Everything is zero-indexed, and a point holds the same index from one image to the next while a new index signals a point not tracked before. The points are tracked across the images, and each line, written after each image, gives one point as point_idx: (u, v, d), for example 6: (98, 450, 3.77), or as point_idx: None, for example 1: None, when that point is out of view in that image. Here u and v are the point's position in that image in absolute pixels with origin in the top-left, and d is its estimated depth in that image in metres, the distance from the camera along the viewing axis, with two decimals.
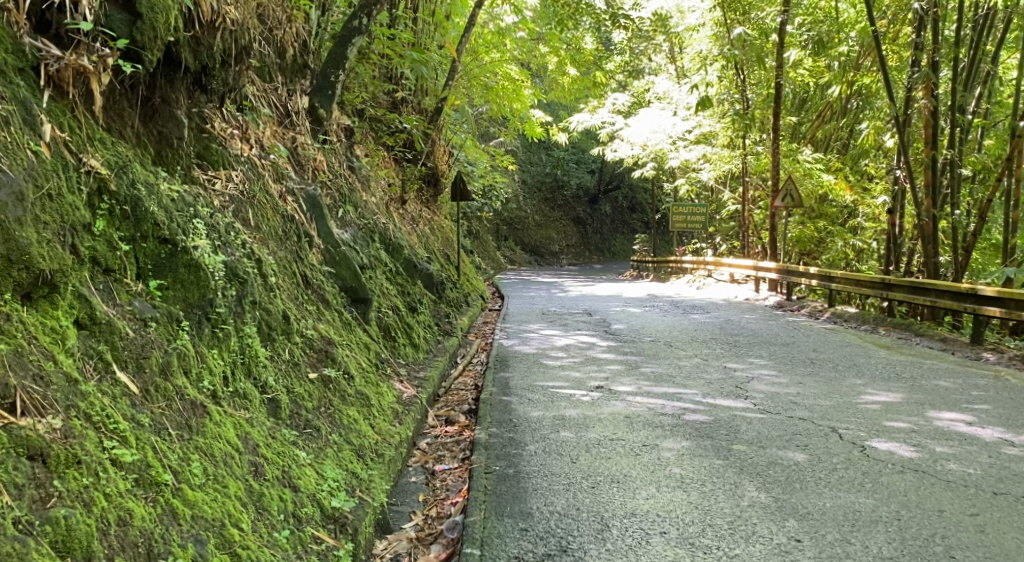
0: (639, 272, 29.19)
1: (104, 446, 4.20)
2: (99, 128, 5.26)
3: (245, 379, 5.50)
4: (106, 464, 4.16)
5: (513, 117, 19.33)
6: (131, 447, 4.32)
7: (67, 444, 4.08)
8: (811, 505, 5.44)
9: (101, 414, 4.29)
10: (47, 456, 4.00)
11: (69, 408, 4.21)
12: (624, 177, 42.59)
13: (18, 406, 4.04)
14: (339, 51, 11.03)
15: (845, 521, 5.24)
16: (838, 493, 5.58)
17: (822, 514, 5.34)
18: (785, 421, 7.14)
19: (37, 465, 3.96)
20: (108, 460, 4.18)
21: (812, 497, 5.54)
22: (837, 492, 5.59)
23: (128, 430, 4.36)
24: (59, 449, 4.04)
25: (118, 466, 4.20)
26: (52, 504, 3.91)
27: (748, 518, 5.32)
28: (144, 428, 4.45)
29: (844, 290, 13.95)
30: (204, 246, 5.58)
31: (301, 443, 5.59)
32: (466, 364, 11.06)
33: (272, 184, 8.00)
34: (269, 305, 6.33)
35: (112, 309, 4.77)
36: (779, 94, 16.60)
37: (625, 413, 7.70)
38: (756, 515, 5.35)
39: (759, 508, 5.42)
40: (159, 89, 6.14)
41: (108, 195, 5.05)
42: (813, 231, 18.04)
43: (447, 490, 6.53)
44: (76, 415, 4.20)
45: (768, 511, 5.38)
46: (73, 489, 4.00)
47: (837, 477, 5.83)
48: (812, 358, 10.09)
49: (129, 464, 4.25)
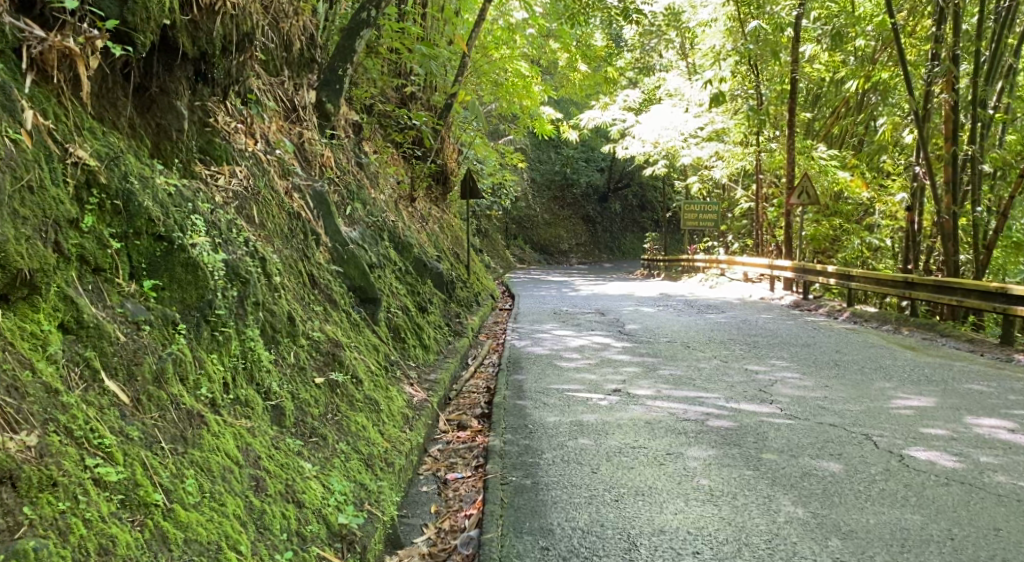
0: (649, 271, 28.74)
1: (86, 464, 3.86)
2: (88, 118, 4.92)
3: (247, 385, 5.17)
4: (88, 485, 3.81)
5: (522, 115, 18.94)
6: (118, 464, 3.98)
7: (41, 464, 3.73)
8: (854, 522, 5.07)
9: (83, 427, 3.94)
10: (17, 479, 3.64)
11: (47, 422, 3.86)
12: (633, 174, 42.16)
13: None
14: (347, 44, 10.66)
15: (893, 541, 4.87)
16: (881, 509, 5.20)
17: (868, 532, 4.97)
18: (815, 428, 6.77)
19: (5, 489, 3.61)
20: (91, 480, 3.83)
21: (854, 513, 5.17)
22: (880, 507, 5.22)
23: (115, 444, 4.02)
24: (31, 471, 3.69)
25: (102, 487, 3.86)
26: (21, 534, 3.56)
27: (787, 536, 4.95)
28: (133, 442, 4.11)
29: (864, 289, 13.52)
30: (203, 244, 5.24)
31: (307, 453, 5.25)
32: (477, 366, 10.70)
33: (278, 180, 7.66)
34: (274, 306, 5.99)
35: (101, 311, 4.42)
36: (795, 90, 16.14)
37: (646, 419, 7.34)
38: (795, 533, 4.98)
39: (797, 525, 5.05)
40: (156, 77, 5.81)
41: (97, 188, 4.71)
42: (829, 229, 17.60)
43: (461, 500, 6.18)
44: (54, 430, 3.85)
45: (808, 528, 5.01)
46: (47, 516, 3.65)
47: (879, 490, 5.45)
48: (836, 360, 9.71)
49: (115, 483, 3.91)
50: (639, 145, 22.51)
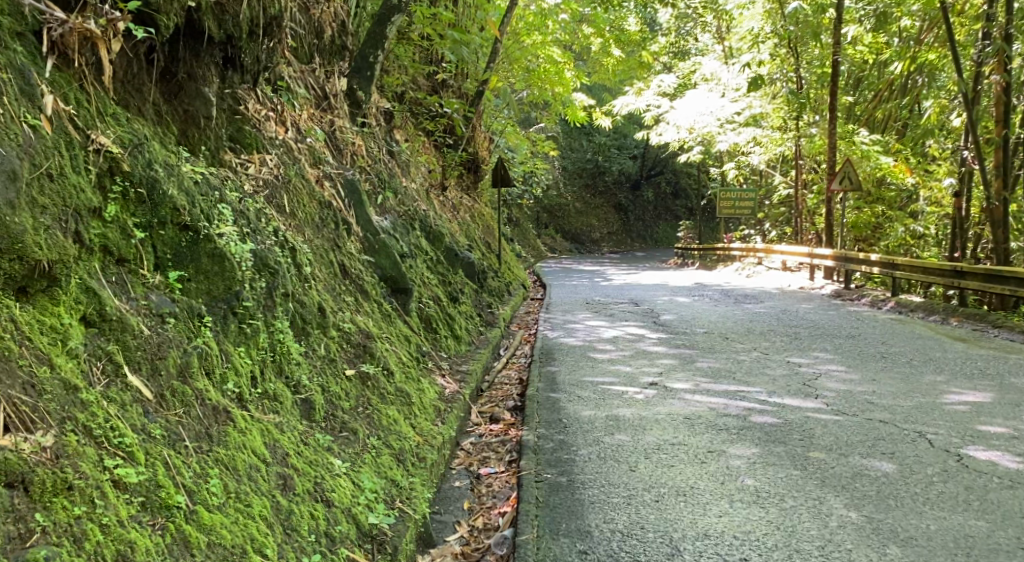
0: (684, 260, 28.36)
1: (104, 465, 3.70)
2: (113, 104, 4.77)
3: (275, 378, 5.04)
4: (106, 488, 3.65)
5: (554, 101, 18.66)
6: (140, 465, 3.83)
7: (56, 466, 3.57)
8: (912, 528, 4.83)
9: (103, 426, 3.79)
10: (30, 483, 3.48)
11: (64, 421, 3.70)
12: (666, 162, 41.65)
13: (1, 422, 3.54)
14: (378, 31, 10.49)
15: (958, 551, 4.63)
16: (942, 514, 4.96)
17: (929, 540, 4.73)
18: (864, 424, 6.53)
19: (17, 494, 3.45)
20: (109, 482, 3.68)
21: (912, 518, 4.93)
22: (940, 513, 4.97)
23: (137, 443, 3.87)
24: (45, 474, 3.52)
25: (120, 488, 3.70)
26: (34, 542, 3.40)
27: (841, 542, 4.73)
28: (156, 440, 3.96)
29: (908, 278, 13.14)
30: (231, 233, 5.12)
31: (337, 448, 5.10)
32: (509, 357, 10.51)
33: (309, 168, 7.51)
34: (304, 296, 5.85)
35: (125, 303, 4.29)
36: (836, 73, 15.71)
37: (685, 414, 7.13)
38: (850, 539, 4.75)
39: (852, 530, 4.83)
40: (183, 63, 5.68)
41: (120, 176, 4.56)
42: (871, 216, 17.28)
43: (494, 496, 6.02)
44: (72, 429, 3.70)
45: (863, 534, 4.79)
46: (61, 521, 3.48)
47: (937, 493, 5.20)
48: (883, 353, 9.42)
49: (135, 484, 3.75)
50: (673, 131, 22.15)
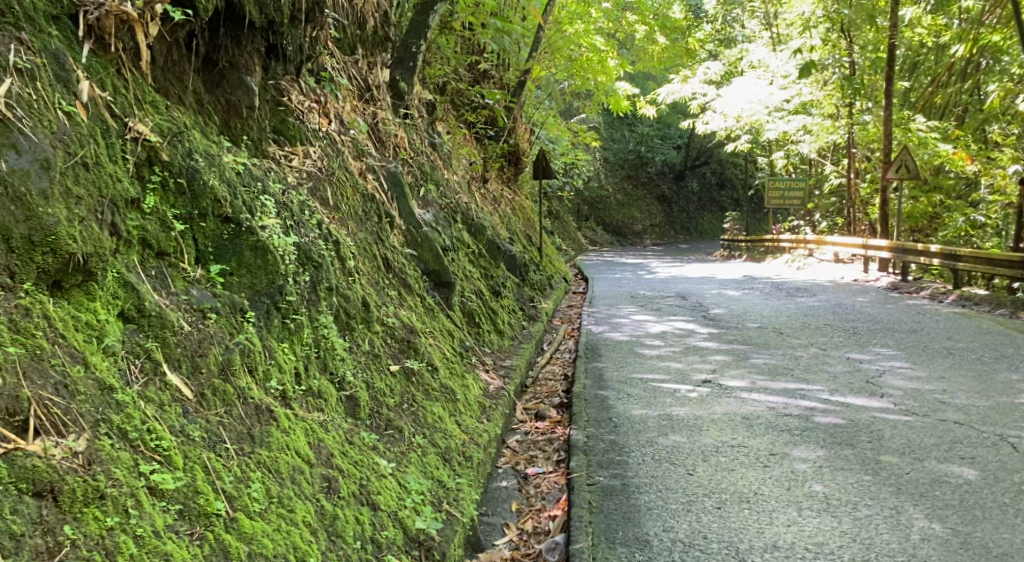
0: (730, 252, 27.90)
1: (141, 471, 3.52)
2: (151, 91, 4.59)
3: (320, 374, 4.90)
4: (141, 496, 3.47)
5: (597, 90, 18.34)
6: (178, 470, 3.65)
7: (89, 474, 3.39)
8: (1002, 540, 4.79)
9: (139, 428, 3.61)
10: (60, 493, 3.30)
11: (98, 424, 3.53)
12: (713, 152, 41.16)
13: (32, 427, 3.37)
14: (421, 19, 10.27)
15: None
16: None
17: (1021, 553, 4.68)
18: (937, 426, 6.50)
19: (46, 505, 3.26)
20: (145, 489, 3.50)
21: (1001, 530, 4.90)
22: None
23: (175, 446, 3.70)
24: (75, 483, 3.33)
25: (158, 496, 3.53)
26: (62, 556, 3.21)
27: (926, 556, 4.67)
28: (195, 443, 3.79)
29: (971, 270, 12.70)
30: (273, 226, 4.98)
31: (382, 448, 4.95)
32: (553, 352, 10.29)
33: (352, 161, 7.36)
34: (348, 291, 5.69)
35: (164, 298, 4.12)
36: (892, 57, 15.24)
37: (742, 414, 6.93)
38: (935, 553, 4.70)
39: (937, 544, 4.77)
40: (225, 50, 5.53)
41: (160, 166, 4.40)
42: (928, 205, 16.73)
43: (543, 499, 5.87)
44: (106, 433, 3.52)
45: (950, 548, 4.74)
46: (92, 533, 3.29)
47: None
48: (949, 349, 9.04)
49: (173, 492, 3.58)
50: (721, 119, 21.84)
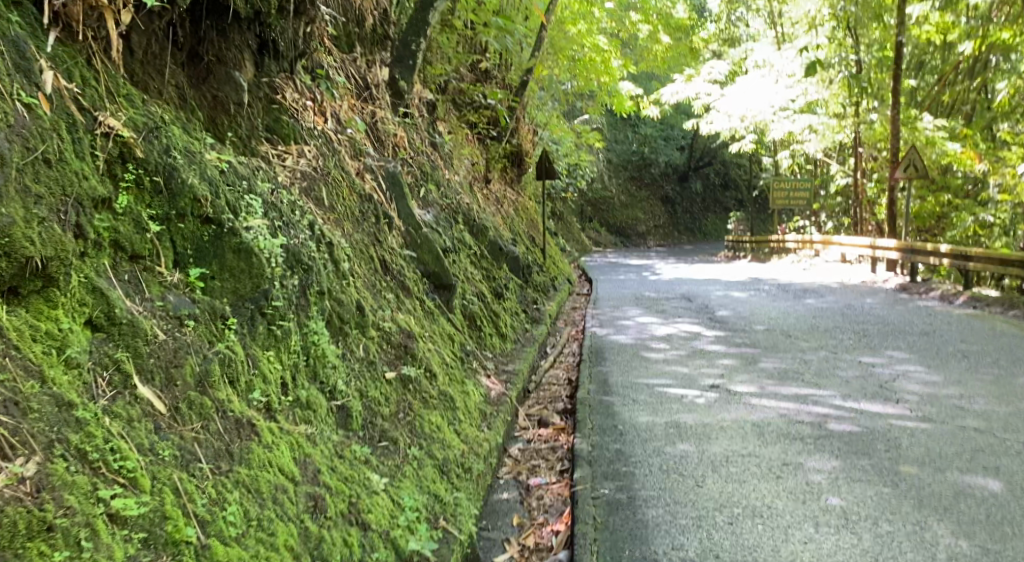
0: (735, 252, 27.60)
1: (99, 496, 3.25)
2: (125, 84, 4.35)
3: (309, 384, 4.64)
4: (98, 524, 3.19)
5: (600, 91, 18.07)
6: (144, 492, 3.37)
7: (37, 501, 3.11)
8: None
9: (101, 448, 3.35)
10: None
11: (54, 444, 3.26)
12: (716, 153, 40.87)
13: None
14: (420, 17, 9.93)
15: None
16: None
17: None
18: (957, 433, 6.27)
19: None
20: (104, 516, 3.22)
21: None
22: None
23: (141, 466, 3.43)
24: (18, 514, 3.04)
25: (120, 523, 3.25)
26: None
27: None
28: (165, 462, 3.52)
29: (982, 270, 12.35)
30: (260, 227, 4.72)
31: (375, 462, 4.69)
32: (556, 356, 10.01)
33: (349, 160, 7.08)
34: (342, 294, 5.42)
35: (137, 306, 3.86)
36: (900, 55, 14.95)
37: (753, 421, 6.67)
38: None
39: None
40: (211, 44, 5.31)
41: (133, 163, 4.13)
42: (935, 205, 16.62)
43: (545, 512, 5.61)
44: (61, 455, 3.25)
45: None
46: None
47: None
48: (964, 352, 8.74)
49: (136, 518, 3.30)
50: (725, 119, 21.59)
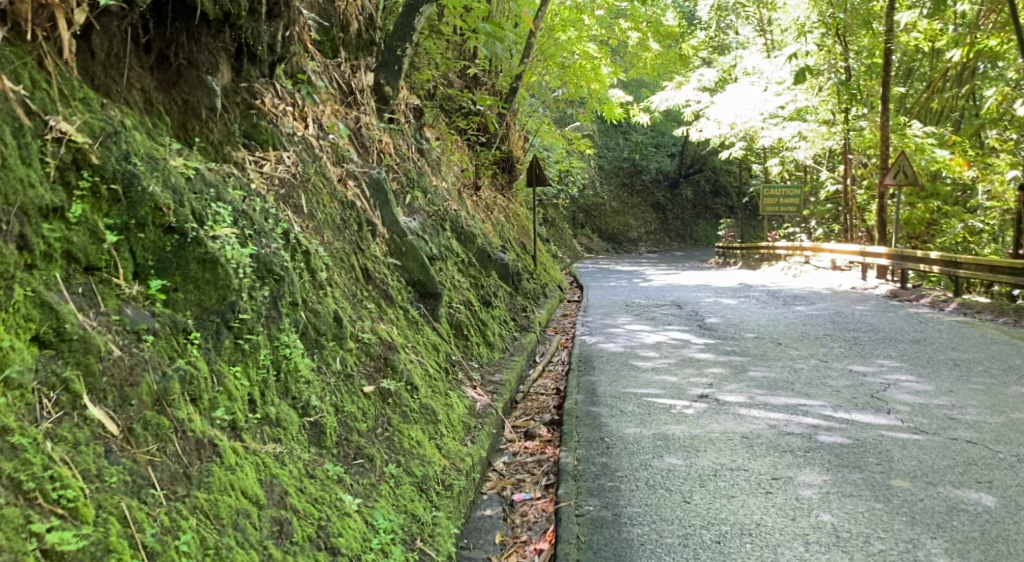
0: (726, 259, 27.45)
1: (31, 529, 3.16)
2: (82, 86, 4.26)
3: (280, 400, 4.45)
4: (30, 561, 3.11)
5: (590, 98, 17.90)
6: (87, 524, 3.28)
7: None
8: None
9: (39, 477, 3.25)
10: None
11: None
12: (707, 160, 40.79)
13: None
14: (407, 23, 9.56)
15: None
16: None
17: None
18: (949, 446, 6.09)
19: None
20: (38, 552, 3.14)
21: None
22: None
23: (84, 495, 3.34)
24: None
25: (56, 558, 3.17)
26: None
27: None
28: (112, 489, 3.42)
29: (973, 277, 12.19)
30: (228, 237, 4.53)
31: (348, 481, 4.49)
32: (545, 365, 9.81)
33: (330, 166, 6.85)
34: (318, 305, 5.21)
35: (90, 320, 3.73)
36: (889, 62, 14.81)
37: (742, 433, 6.49)
38: None
39: None
40: (181, 48, 5.11)
41: (88, 169, 4.03)
42: (925, 212, 16.20)
43: (528, 529, 5.42)
44: None
45: None
46: None
47: None
48: (955, 360, 8.57)
49: (74, 552, 3.21)
50: (714, 126, 21.45)
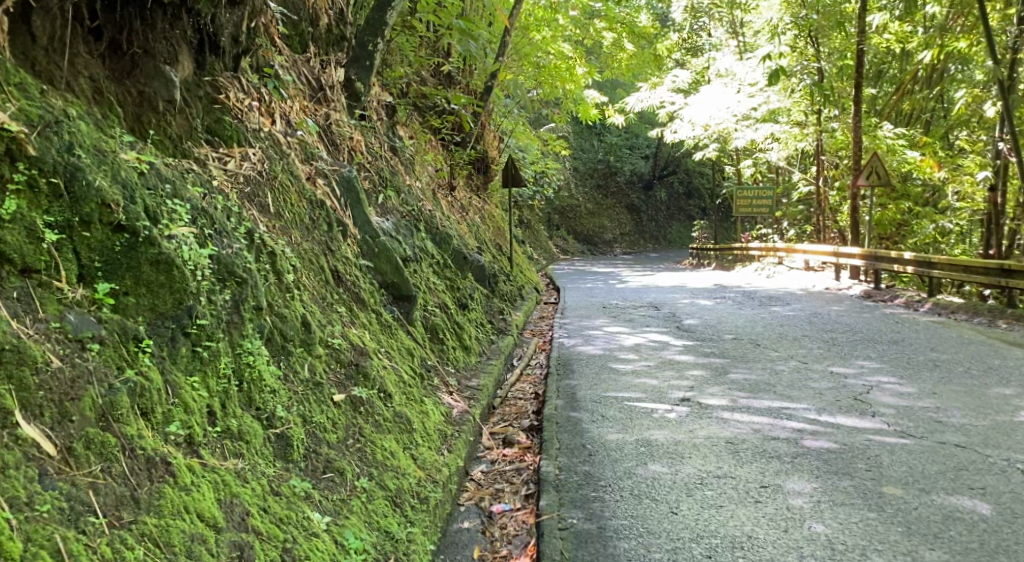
0: (699, 261, 27.23)
1: None
2: (18, 71, 3.97)
3: (244, 412, 4.13)
4: None
5: (565, 98, 17.62)
6: (12, 560, 3.08)
7: None
8: None
9: None
10: None
11: None
12: (680, 161, 40.58)
13: None
14: (377, 17, 9.20)
15: None
16: None
17: None
18: (939, 450, 5.84)
19: None
20: None
21: None
22: None
23: (10, 527, 3.13)
24: None
25: None
26: None
27: None
28: (45, 518, 3.21)
29: (946, 278, 11.87)
30: (185, 236, 4.21)
31: (316, 497, 4.16)
32: (523, 369, 9.50)
33: (298, 163, 6.50)
34: (284, 308, 4.86)
35: (25, 327, 3.49)
36: (861, 64, 14.62)
37: (729, 437, 6.22)
38: None
39: None
40: (135, 35, 4.80)
41: (24, 162, 3.74)
42: (896, 212, 16.25)
43: (508, 543, 5.12)
44: None
45: None
46: None
47: None
48: (935, 360, 8.36)
49: None
50: (688, 128, 21.27)
